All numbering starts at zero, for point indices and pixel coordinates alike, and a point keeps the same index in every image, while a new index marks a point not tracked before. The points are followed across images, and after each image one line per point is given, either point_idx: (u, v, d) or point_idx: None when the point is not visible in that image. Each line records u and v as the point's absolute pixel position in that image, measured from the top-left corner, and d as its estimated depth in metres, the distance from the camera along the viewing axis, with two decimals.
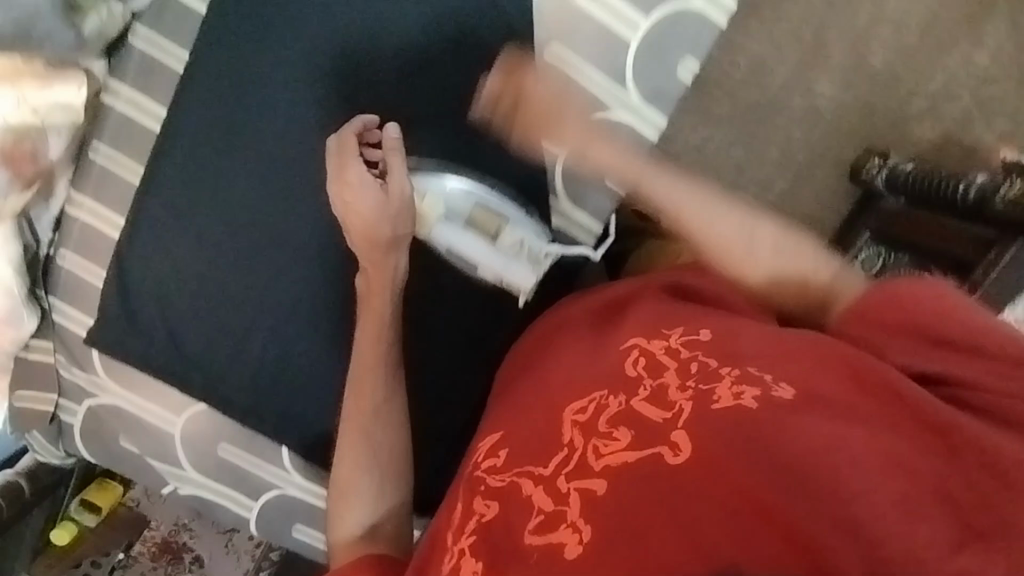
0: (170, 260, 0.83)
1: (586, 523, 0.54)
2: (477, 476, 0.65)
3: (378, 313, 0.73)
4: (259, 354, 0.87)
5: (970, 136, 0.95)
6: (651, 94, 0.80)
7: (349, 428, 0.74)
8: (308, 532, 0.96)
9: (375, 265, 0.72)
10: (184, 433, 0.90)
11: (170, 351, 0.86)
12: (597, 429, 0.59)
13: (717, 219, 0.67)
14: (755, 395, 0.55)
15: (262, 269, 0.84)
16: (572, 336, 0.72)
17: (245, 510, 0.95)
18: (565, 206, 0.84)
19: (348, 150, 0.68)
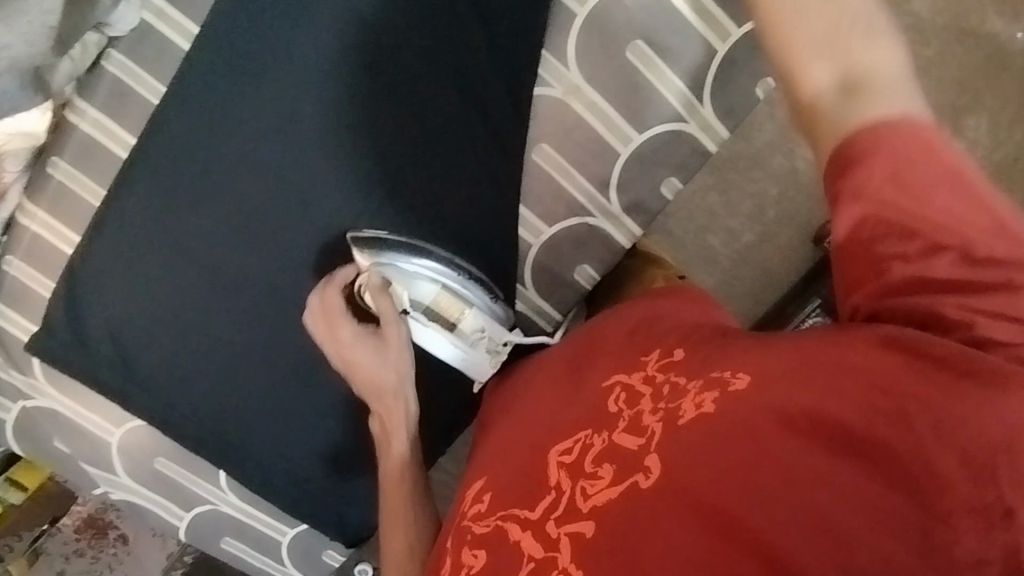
0: (123, 286, 0.81)
1: (579, 568, 0.54)
2: (465, 525, 0.67)
3: (397, 448, 0.83)
4: (211, 384, 0.88)
5: None
6: (631, 205, 0.94)
7: (393, 518, 0.84)
8: (236, 545, 0.99)
9: (385, 406, 0.82)
10: (120, 444, 0.91)
11: (111, 371, 0.85)
12: (584, 470, 0.59)
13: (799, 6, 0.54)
14: (715, 398, 0.55)
15: (225, 307, 0.85)
16: (549, 381, 0.74)
17: (176, 519, 0.97)
18: (531, 295, 0.96)
19: (337, 312, 0.79)
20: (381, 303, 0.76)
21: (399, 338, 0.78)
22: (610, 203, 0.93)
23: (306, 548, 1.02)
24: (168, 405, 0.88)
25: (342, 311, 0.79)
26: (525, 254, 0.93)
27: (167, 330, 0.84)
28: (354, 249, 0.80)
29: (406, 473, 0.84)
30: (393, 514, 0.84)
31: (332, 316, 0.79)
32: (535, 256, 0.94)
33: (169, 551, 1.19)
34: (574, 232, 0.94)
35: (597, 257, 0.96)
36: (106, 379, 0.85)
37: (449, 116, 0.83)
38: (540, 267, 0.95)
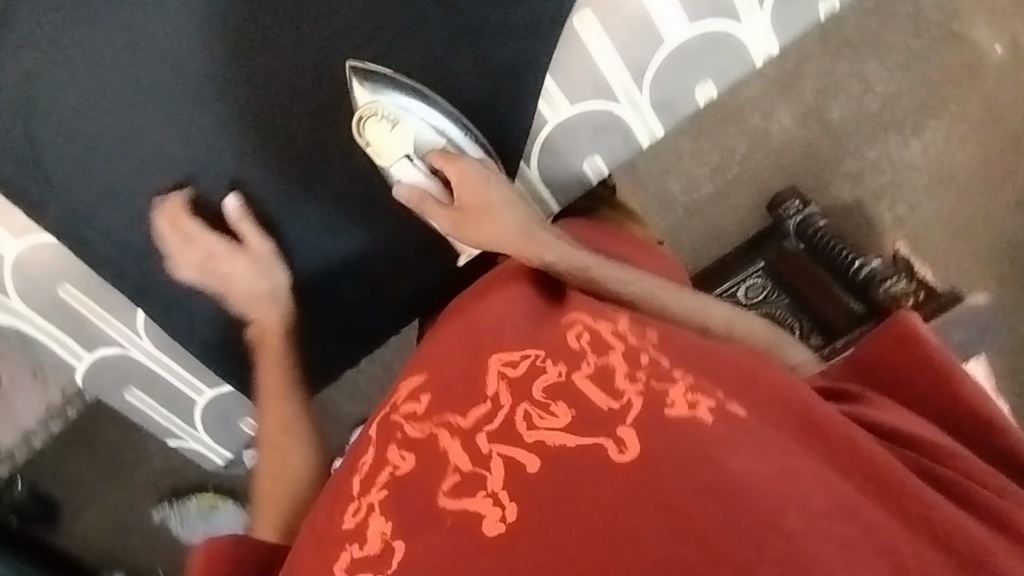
0: (65, 65, 0.75)
1: (511, 501, 0.55)
2: (394, 420, 0.64)
3: (275, 354, 0.87)
4: (145, 200, 0.79)
5: (874, 209, 1.33)
6: (659, 103, 0.90)
7: (274, 445, 0.84)
8: (139, 398, 0.90)
9: (259, 314, 0.85)
10: (20, 259, 0.78)
11: (17, 168, 0.76)
12: (532, 396, 0.60)
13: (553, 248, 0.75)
14: (709, 405, 0.60)
15: (179, 112, 0.78)
16: (508, 288, 0.73)
17: (73, 360, 0.85)
18: (532, 176, 0.89)
19: (187, 225, 0.80)
20: (246, 228, 0.81)
21: (263, 254, 0.82)
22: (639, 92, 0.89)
23: (221, 412, 0.95)
24: (85, 222, 0.78)
25: (218, 240, 0.81)
26: (537, 129, 0.86)
27: (101, 131, 0.77)
28: (354, 79, 0.78)
29: (286, 394, 0.86)
30: (276, 431, 0.85)
31: (183, 234, 0.80)
32: (546, 133, 0.87)
33: (49, 401, 1.07)
34: (597, 116, 0.89)
35: (609, 148, 0.92)
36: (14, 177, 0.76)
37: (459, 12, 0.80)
38: (548, 146, 0.88)
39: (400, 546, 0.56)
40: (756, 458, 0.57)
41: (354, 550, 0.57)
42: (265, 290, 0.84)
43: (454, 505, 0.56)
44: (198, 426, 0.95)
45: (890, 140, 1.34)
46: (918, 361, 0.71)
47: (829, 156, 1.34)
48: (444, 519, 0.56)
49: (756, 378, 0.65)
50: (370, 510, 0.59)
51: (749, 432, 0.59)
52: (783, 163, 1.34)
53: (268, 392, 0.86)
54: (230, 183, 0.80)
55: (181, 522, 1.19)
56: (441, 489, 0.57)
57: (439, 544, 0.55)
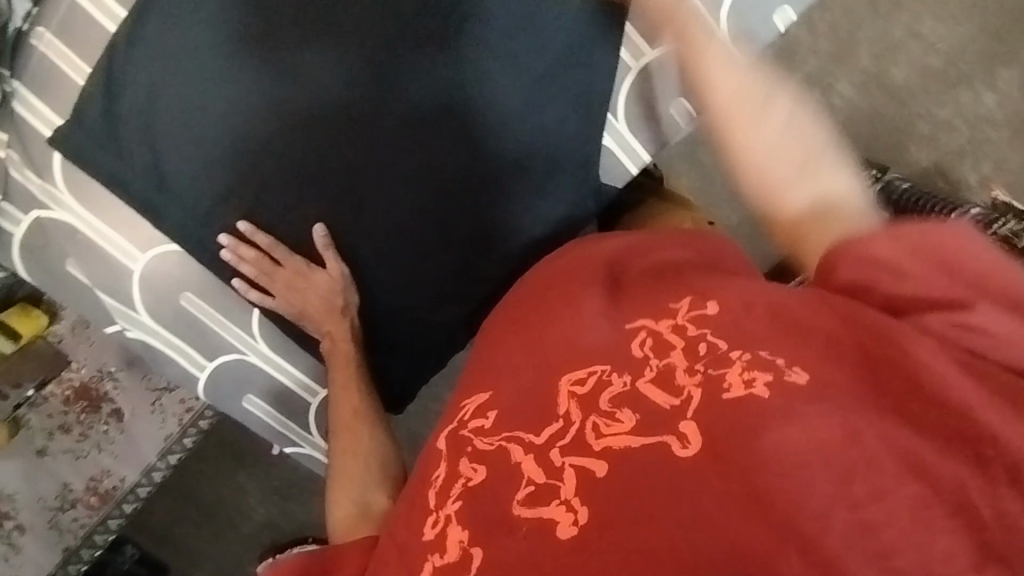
0: (151, 78, 0.74)
1: (582, 506, 0.56)
2: (463, 436, 0.66)
3: (348, 364, 0.85)
4: (251, 212, 0.79)
5: (962, 169, 1.23)
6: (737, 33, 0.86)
7: (342, 450, 0.82)
8: (258, 406, 0.90)
9: (334, 327, 0.84)
10: (145, 271, 0.81)
11: (144, 181, 0.77)
12: (598, 408, 0.60)
13: (779, 141, 0.68)
14: (767, 380, 0.56)
15: (272, 122, 0.76)
16: (567, 293, 0.73)
17: (196, 370, 0.87)
18: (622, 127, 0.88)
19: (273, 250, 0.81)
20: (329, 257, 0.82)
21: (342, 275, 0.83)
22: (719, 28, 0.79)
23: None
24: (205, 224, 0.79)
25: (298, 261, 0.81)
26: (621, 78, 0.85)
27: (204, 131, 0.75)
28: None
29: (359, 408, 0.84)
30: (345, 428, 0.83)
31: (264, 260, 0.80)
32: (632, 81, 0.85)
33: (168, 431, 1.16)
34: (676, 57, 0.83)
35: None
36: (140, 189, 0.77)
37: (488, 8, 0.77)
38: (636, 96, 0.87)
39: (478, 553, 0.58)
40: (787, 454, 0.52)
41: (436, 560, 0.60)
42: (339, 303, 0.83)
43: (528, 514, 0.57)
44: (314, 430, 0.93)
45: (961, 96, 1.24)
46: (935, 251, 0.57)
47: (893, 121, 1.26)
48: (519, 527, 0.57)
49: (793, 334, 0.58)
50: (446, 521, 0.61)
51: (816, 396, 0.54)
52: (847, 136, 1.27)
53: (341, 403, 0.84)
54: (312, 196, 0.79)
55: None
56: (513, 498, 0.59)
57: (513, 548, 0.56)
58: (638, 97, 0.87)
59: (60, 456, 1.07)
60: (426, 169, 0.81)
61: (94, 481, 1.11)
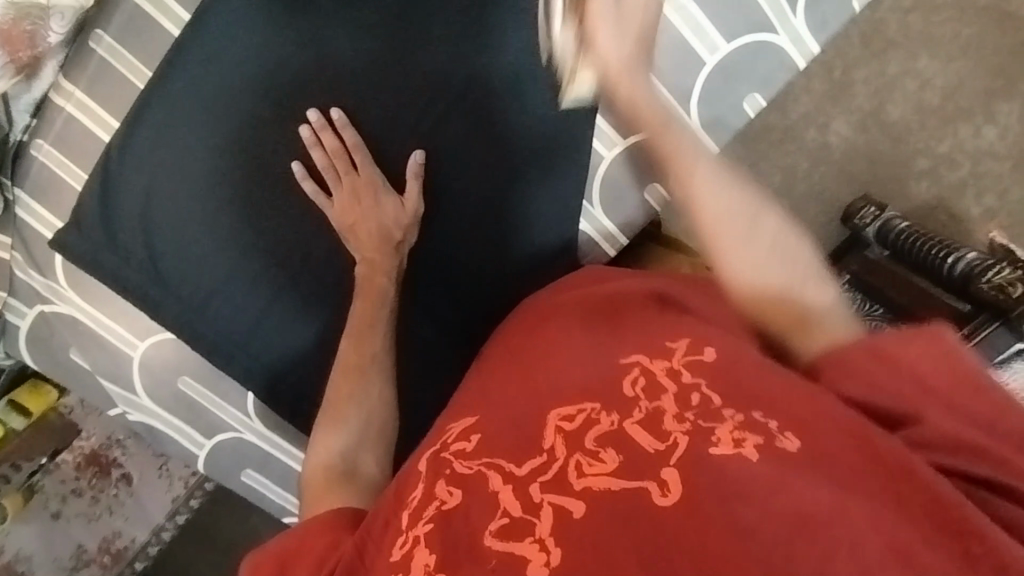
0: (147, 183, 0.78)
1: (557, 546, 0.45)
2: (444, 458, 0.57)
3: (375, 301, 0.78)
4: (245, 302, 0.83)
5: (961, 205, 1.12)
6: (711, 120, 0.85)
7: (337, 386, 0.74)
8: (257, 479, 0.92)
9: (376, 258, 0.79)
10: (145, 358, 0.85)
11: (141, 277, 0.80)
12: (584, 446, 0.50)
13: (744, 249, 0.61)
14: (757, 442, 0.46)
15: (266, 221, 0.80)
16: (563, 328, 0.67)
17: (196, 447, 0.90)
18: (598, 211, 0.86)
19: (353, 150, 0.78)
20: (412, 185, 0.80)
21: (415, 212, 0.80)
22: (690, 116, 0.84)
23: None
24: (198, 314, 0.82)
25: (373, 174, 0.79)
26: (597, 164, 0.84)
27: (196, 228, 0.79)
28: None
29: (364, 392, 0.74)
30: (358, 329, 0.77)
31: (342, 152, 0.78)
32: (606, 168, 0.84)
33: (175, 494, 1.18)
34: (651, 143, 0.83)
35: None
36: (136, 284, 0.80)
37: (473, 96, 0.80)
38: (610, 180, 0.85)
39: None
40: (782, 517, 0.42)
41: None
42: (396, 238, 0.80)
43: (499, 546, 0.46)
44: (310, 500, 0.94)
45: (959, 131, 1.12)
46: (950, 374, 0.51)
47: (898, 160, 1.15)
48: (487, 559, 0.46)
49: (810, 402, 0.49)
50: (413, 543, 0.50)
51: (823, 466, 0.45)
52: (850, 172, 1.16)
53: (365, 299, 0.78)
54: (303, 289, 0.83)
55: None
56: (486, 529, 0.48)
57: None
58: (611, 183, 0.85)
59: (74, 519, 1.14)
60: (436, 233, 0.84)
61: (106, 541, 1.15)
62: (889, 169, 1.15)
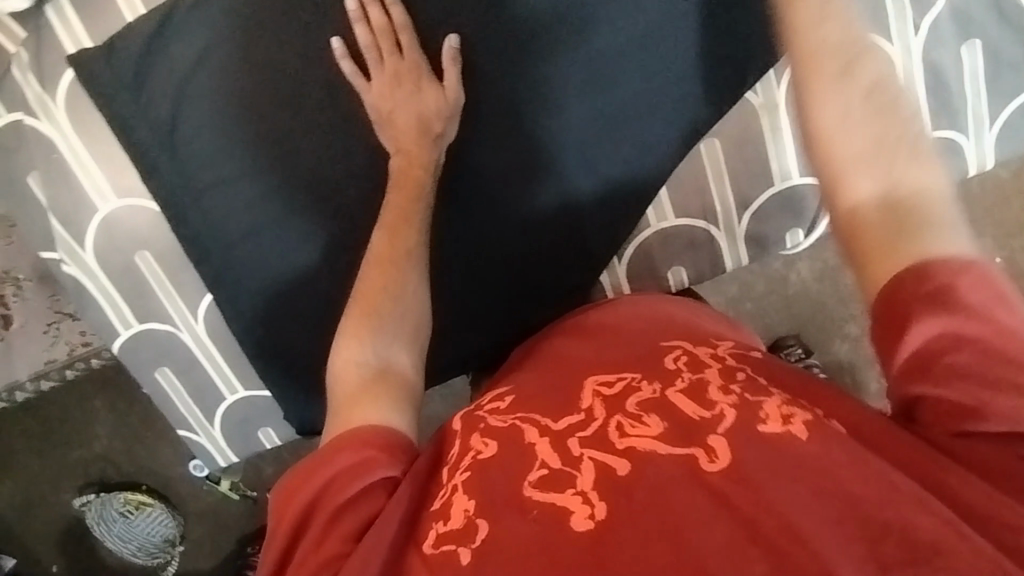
0: (204, 45, 0.72)
1: (601, 500, 0.47)
2: (476, 415, 0.58)
3: (417, 183, 0.72)
4: (245, 206, 0.77)
5: (865, 375, 1.11)
6: (753, 236, 0.84)
7: (372, 281, 0.67)
8: (170, 381, 0.86)
9: (416, 143, 0.72)
10: (112, 215, 0.77)
11: (152, 135, 0.74)
12: (625, 408, 0.51)
13: (853, 121, 0.54)
14: (807, 418, 0.47)
15: (305, 140, 0.75)
16: (616, 329, 0.65)
17: (121, 326, 0.82)
18: (619, 273, 0.84)
19: (399, 31, 0.71)
20: (449, 72, 0.72)
21: (454, 99, 0.73)
22: (738, 224, 0.83)
23: (243, 419, 0.89)
24: (194, 197, 0.76)
25: (419, 62, 0.72)
26: (639, 231, 0.82)
27: (233, 111, 0.74)
28: None
29: (404, 274, 0.67)
30: (393, 221, 0.70)
31: (389, 32, 0.71)
32: (645, 238, 0.82)
33: (53, 356, 1.08)
34: (691, 233, 0.83)
35: (699, 268, 0.85)
36: (145, 140, 0.74)
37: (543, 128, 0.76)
38: (642, 253, 0.83)
39: (483, 526, 0.48)
40: (820, 495, 0.44)
41: (437, 527, 0.50)
42: (435, 131, 0.72)
43: (540, 497, 0.48)
44: (215, 422, 0.89)
45: None
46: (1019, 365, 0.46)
47: (836, 315, 1.11)
48: (529, 508, 0.48)
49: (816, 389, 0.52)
50: (450, 493, 0.51)
51: (864, 450, 0.46)
52: (790, 311, 1.12)
53: (394, 202, 0.71)
54: (311, 221, 0.78)
55: (98, 518, 1.09)
56: (526, 478, 0.49)
57: (523, 532, 0.47)
58: (642, 255, 0.83)
59: None
60: (485, 205, 0.77)
61: None
62: (825, 322, 1.11)
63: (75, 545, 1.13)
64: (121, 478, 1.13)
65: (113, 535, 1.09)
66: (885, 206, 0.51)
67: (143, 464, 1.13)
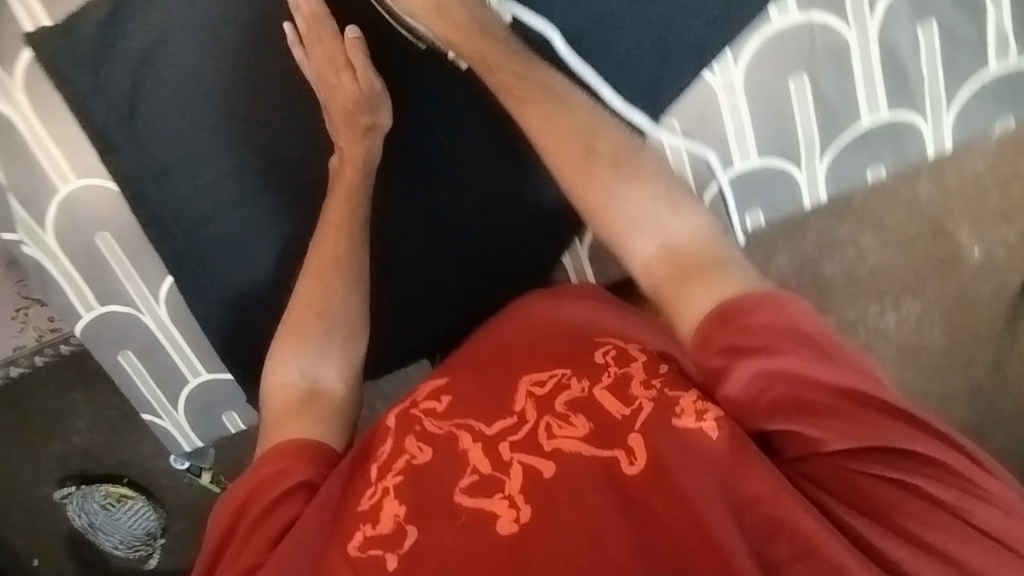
0: (160, 26, 0.72)
1: (526, 504, 0.54)
2: (413, 413, 0.62)
3: (349, 184, 0.73)
4: (204, 189, 0.77)
5: None
6: None
7: (310, 291, 0.72)
8: (134, 364, 0.85)
9: (347, 138, 0.73)
10: (72, 196, 0.77)
11: (109, 116, 0.74)
12: (554, 410, 0.59)
13: (623, 195, 0.66)
14: (718, 414, 0.56)
15: (265, 121, 0.76)
16: (554, 326, 0.67)
17: (83, 309, 0.82)
18: (580, 252, 0.83)
19: (322, 22, 0.73)
20: (357, 61, 0.73)
21: (372, 87, 0.73)
22: None
23: (207, 403, 0.89)
24: (152, 180, 0.76)
25: (363, 63, 0.73)
26: None
27: (191, 92, 0.74)
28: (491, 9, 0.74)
29: (333, 275, 0.72)
30: (330, 227, 0.73)
31: (320, 19, 0.73)
32: None
33: (22, 342, 1.10)
34: None
35: None
36: (102, 120, 0.74)
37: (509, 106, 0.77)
38: None
39: (411, 533, 0.54)
40: (713, 482, 0.53)
41: (365, 531, 0.55)
42: (365, 123, 0.73)
43: (468, 502, 0.55)
44: (180, 406, 0.89)
45: None
46: (885, 406, 0.53)
47: None
48: (459, 514, 0.54)
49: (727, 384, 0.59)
50: (382, 493, 0.57)
51: (758, 452, 0.54)
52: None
53: (337, 202, 0.73)
54: (272, 204, 0.78)
55: (78, 510, 1.08)
56: (456, 487, 0.56)
57: (450, 537, 0.53)
58: None
59: None
60: (451, 184, 0.79)
61: None
62: None
63: (56, 535, 1.13)
64: (99, 470, 1.12)
65: (94, 529, 1.08)
66: (665, 257, 0.63)
67: (119, 457, 1.11)
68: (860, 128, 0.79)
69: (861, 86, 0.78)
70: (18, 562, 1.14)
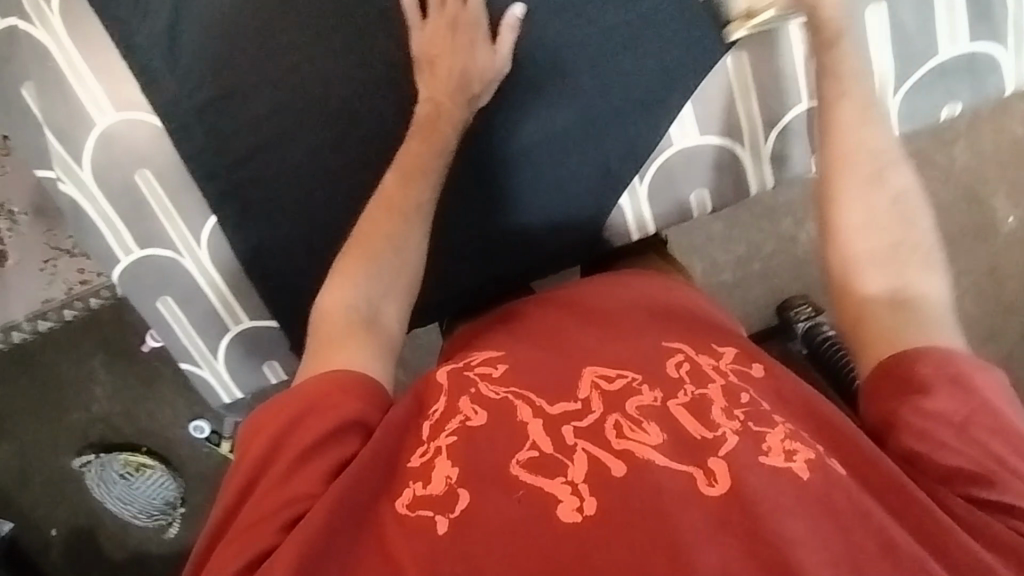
0: None
1: (590, 494, 0.46)
2: (467, 376, 0.57)
3: (428, 146, 0.69)
4: (250, 125, 0.74)
5: None
6: (777, 156, 0.80)
7: (372, 223, 0.65)
8: (172, 310, 0.82)
9: (443, 99, 0.70)
10: (109, 129, 0.73)
11: (151, 42, 0.72)
12: (624, 409, 0.51)
13: (876, 228, 0.60)
14: (808, 457, 0.48)
15: (312, 50, 0.73)
16: (612, 305, 0.66)
17: (120, 252, 0.79)
18: (641, 192, 0.80)
19: None
20: None
21: (495, 65, 0.71)
22: (762, 143, 0.80)
23: (248, 352, 0.86)
24: (195, 113, 0.73)
25: (477, 14, 0.70)
26: (663, 148, 0.78)
27: (235, 20, 0.72)
28: None
29: (407, 223, 0.66)
30: (405, 167, 0.68)
31: None
32: (669, 155, 0.78)
33: (50, 295, 1.07)
34: (716, 153, 0.79)
35: (722, 190, 0.81)
36: (144, 46, 0.71)
37: (569, 34, 0.74)
38: (664, 173, 0.79)
39: (465, 496, 0.47)
40: (816, 519, 0.44)
41: (415, 488, 0.50)
42: (472, 91, 0.71)
43: (528, 479, 0.47)
44: (220, 355, 0.86)
45: None
46: (976, 402, 0.52)
47: None
48: (516, 488, 0.47)
49: (813, 411, 0.54)
50: (434, 453, 0.51)
51: (864, 501, 0.46)
52: (800, 271, 1.13)
53: (414, 150, 0.69)
54: (323, 146, 0.75)
55: (97, 480, 1.07)
56: (513, 457, 0.49)
57: (503, 509, 0.46)
58: (665, 175, 0.79)
59: None
60: (502, 120, 0.76)
61: None
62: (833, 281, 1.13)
63: (79, 503, 1.10)
64: (118, 440, 1.10)
65: (114, 498, 1.07)
66: (894, 303, 0.57)
67: (145, 425, 1.09)
68: (936, 61, 0.76)
69: (940, 15, 0.74)
70: (39, 535, 1.10)
